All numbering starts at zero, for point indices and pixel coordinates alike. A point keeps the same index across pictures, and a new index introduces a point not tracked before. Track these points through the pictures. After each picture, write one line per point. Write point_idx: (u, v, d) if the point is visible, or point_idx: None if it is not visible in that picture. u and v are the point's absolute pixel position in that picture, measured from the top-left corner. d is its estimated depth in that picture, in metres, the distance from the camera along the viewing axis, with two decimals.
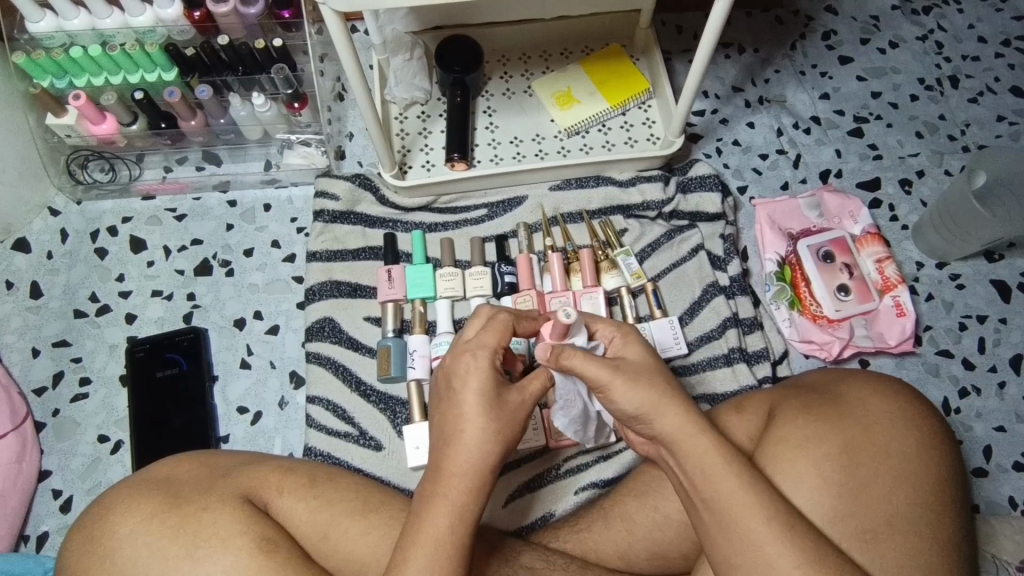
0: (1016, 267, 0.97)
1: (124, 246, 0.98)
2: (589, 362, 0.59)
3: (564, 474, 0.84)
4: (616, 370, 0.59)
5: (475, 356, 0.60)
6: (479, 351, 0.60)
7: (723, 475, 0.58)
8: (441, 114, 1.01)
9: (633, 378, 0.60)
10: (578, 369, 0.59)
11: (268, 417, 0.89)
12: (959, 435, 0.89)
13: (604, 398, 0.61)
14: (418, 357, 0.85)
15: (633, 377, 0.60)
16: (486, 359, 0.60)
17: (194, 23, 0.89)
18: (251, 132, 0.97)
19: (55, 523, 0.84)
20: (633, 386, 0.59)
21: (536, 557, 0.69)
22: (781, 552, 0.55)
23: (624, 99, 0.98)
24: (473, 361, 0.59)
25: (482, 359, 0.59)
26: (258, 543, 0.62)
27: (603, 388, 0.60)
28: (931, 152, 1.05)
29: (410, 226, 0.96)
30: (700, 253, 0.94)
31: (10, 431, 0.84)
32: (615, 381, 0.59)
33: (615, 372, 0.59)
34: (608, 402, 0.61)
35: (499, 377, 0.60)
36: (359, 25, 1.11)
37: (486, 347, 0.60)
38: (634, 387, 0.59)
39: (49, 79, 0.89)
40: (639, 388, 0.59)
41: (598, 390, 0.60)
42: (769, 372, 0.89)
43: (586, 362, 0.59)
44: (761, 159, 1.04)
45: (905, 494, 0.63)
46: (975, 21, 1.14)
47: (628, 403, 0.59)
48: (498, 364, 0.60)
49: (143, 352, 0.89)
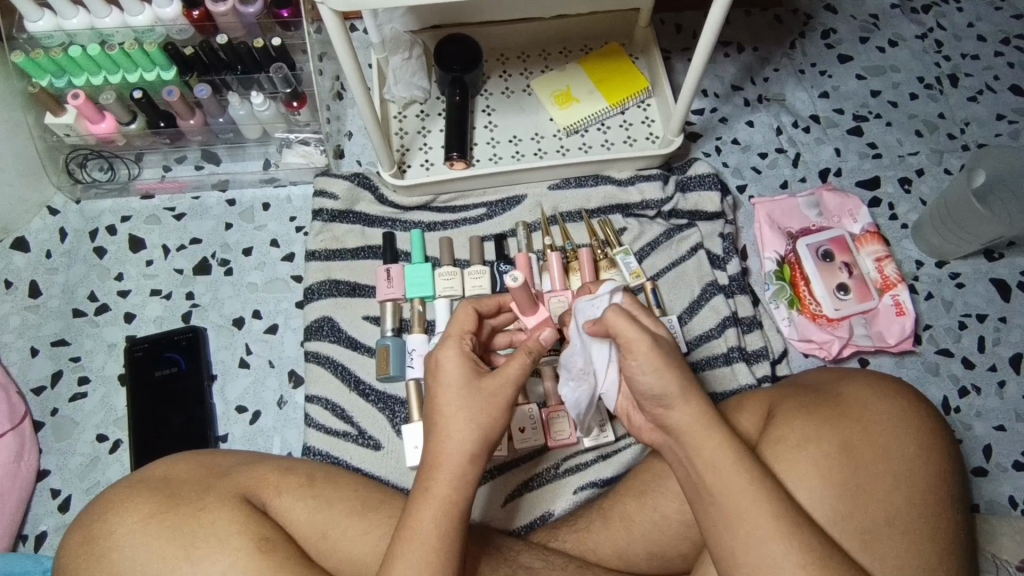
0: (1016, 266, 0.97)
1: (122, 245, 0.98)
2: (630, 323, 0.60)
3: (562, 473, 0.84)
4: (653, 341, 0.59)
5: (445, 347, 0.61)
6: (449, 341, 0.61)
7: (731, 470, 0.58)
8: (440, 113, 1.01)
9: (666, 360, 0.60)
10: (616, 328, 0.60)
11: (267, 416, 0.89)
12: (959, 434, 0.89)
13: (631, 373, 0.61)
14: (416, 356, 0.84)
15: (667, 358, 0.60)
16: (456, 350, 0.61)
17: (193, 22, 0.89)
18: (250, 131, 0.97)
19: (53, 523, 0.84)
20: (663, 365, 0.59)
21: (535, 557, 0.68)
22: (786, 550, 0.55)
23: (624, 97, 0.98)
24: (443, 353, 0.61)
25: (451, 348, 0.61)
26: (256, 542, 0.62)
27: (634, 358, 0.60)
28: (931, 151, 1.05)
29: (409, 224, 0.96)
30: (699, 252, 0.94)
31: (9, 430, 0.84)
32: (645, 358, 0.59)
33: (651, 345, 0.59)
34: (634, 378, 0.61)
35: (473, 366, 0.61)
36: (358, 24, 1.11)
37: (453, 337, 0.62)
38: (666, 370, 0.59)
39: (48, 78, 0.90)
40: (668, 369, 0.59)
41: (629, 359, 0.60)
42: (768, 372, 0.89)
43: (628, 322, 0.60)
44: (760, 158, 1.04)
45: (908, 494, 0.63)
46: (975, 19, 1.14)
47: (656, 381, 0.59)
48: (470, 355, 0.61)
49: (142, 351, 0.89)
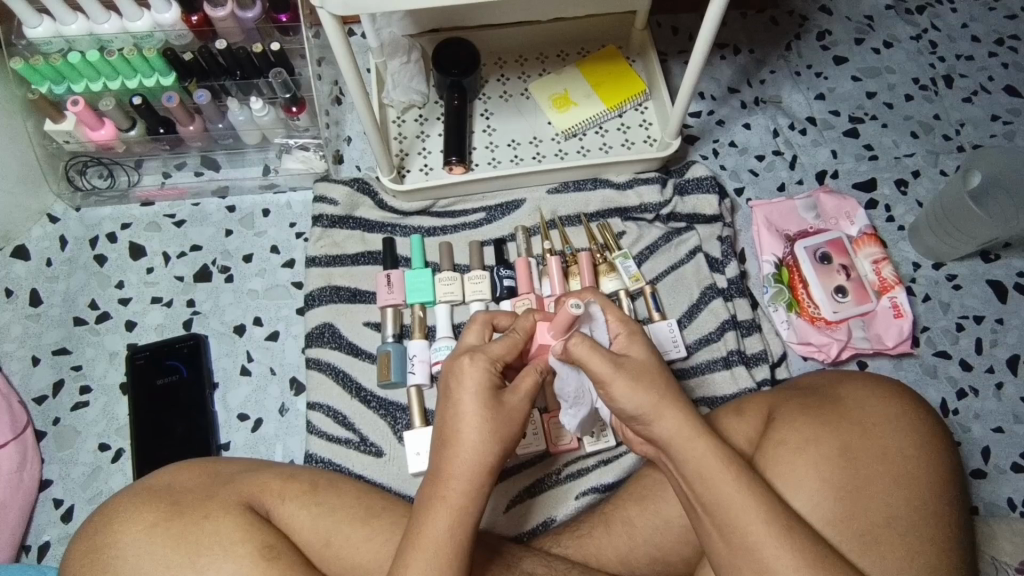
0: (1012, 268, 0.98)
1: (123, 252, 0.98)
2: (594, 355, 0.59)
3: (565, 478, 0.85)
4: (619, 368, 0.59)
5: (470, 359, 0.60)
6: (476, 356, 0.61)
7: (722, 477, 0.58)
8: (439, 117, 1.01)
9: (634, 380, 0.60)
10: (583, 361, 0.59)
11: (268, 423, 0.89)
12: (958, 436, 0.90)
13: (606, 397, 0.61)
14: (417, 362, 0.86)
15: (637, 377, 0.60)
16: (482, 361, 0.60)
17: (192, 27, 0.89)
18: (249, 137, 0.97)
19: (56, 533, 0.84)
20: (633, 388, 0.59)
21: (538, 562, 0.69)
22: (781, 555, 0.56)
23: (621, 101, 0.99)
24: (469, 363, 0.60)
25: (478, 359, 0.61)
26: (259, 549, 0.63)
27: (604, 386, 0.60)
28: (926, 152, 1.05)
29: (409, 230, 0.96)
30: (698, 255, 0.94)
31: (11, 440, 0.84)
32: (612, 385, 0.59)
33: (616, 373, 0.59)
34: (609, 402, 0.61)
35: (495, 380, 0.61)
36: (356, 28, 1.11)
37: (483, 353, 0.61)
38: (636, 389, 0.59)
39: (47, 85, 0.89)
40: (639, 390, 0.59)
41: (599, 388, 0.61)
42: (768, 375, 0.90)
43: (592, 353, 0.59)
44: (758, 160, 1.05)
45: (904, 497, 0.63)
46: (969, 20, 1.15)
47: (628, 403, 0.60)
48: (495, 369, 0.61)
49: (143, 359, 0.89)
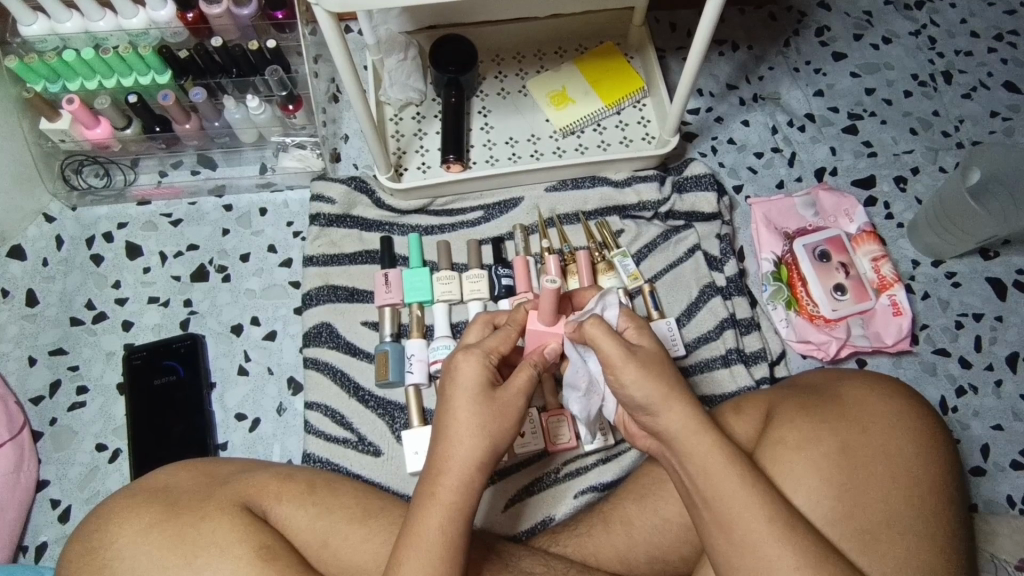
0: (1012, 265, 0.98)
1: (119, 252, 0.97)
2: (609, 338, 0.60)
3: (563, 477, 0.85)
4: (631, 355, 0.60)
5: (466, 356, 0.60)
6: (471, 353, 0.61)
7: (724, 474, 0.58)
8: (436, 114, 1.00)
9: (646, 367, 0.60)
10: (595, 343, 0.60)
11: (266, 423, 0.89)
12: (957, 434, 0.89)
13: (615, 383, 0.61)
14: (416, 361, 0.86)
15: (646, 365, 0.60)
16: (479, 359, 0.60)
17: (187, 25, 0.89)
18: (246, 135, 0.97)
19: (54, 533, 0.84)
20: (645, 376, 0.60)
21: (536, 562, 0.69)
22: (781, 554, 0.56)
23: (620, 98, 0.98)
24: (465, 361, 0.60)
25: (473, 357, 0.60)
26: (256, 550, 0.63)
27: (613, 371, 0.60)
28: (926, 148, 1.05)
29: (406, 229, 0.96)
30: (697, 253, 0.94)
31: (9, 440, 0.84)
32: (623, 370, 0.60)
33: (629, 357, 0.60)
34: (618, 387, 0.61)
35: (491, 376, 0.61)
36: (353, 25, 1.11)
37: (478, 349, 0.61)
38: (647, 376, 0.60)
39: (42, 83, 0.89)
40: (651, 378, 0.60)
41: (609, 372, 0.61)
42: (767, 373, 0.89)
43: (607, 336, 0.60)
44: (756, 157, 1.04)
45: (905, 495, 0.63)
46: (968, 15, 1.14)
47: (637, 390, 0.60)
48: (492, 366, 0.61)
49: (140, 359, 0.88)
